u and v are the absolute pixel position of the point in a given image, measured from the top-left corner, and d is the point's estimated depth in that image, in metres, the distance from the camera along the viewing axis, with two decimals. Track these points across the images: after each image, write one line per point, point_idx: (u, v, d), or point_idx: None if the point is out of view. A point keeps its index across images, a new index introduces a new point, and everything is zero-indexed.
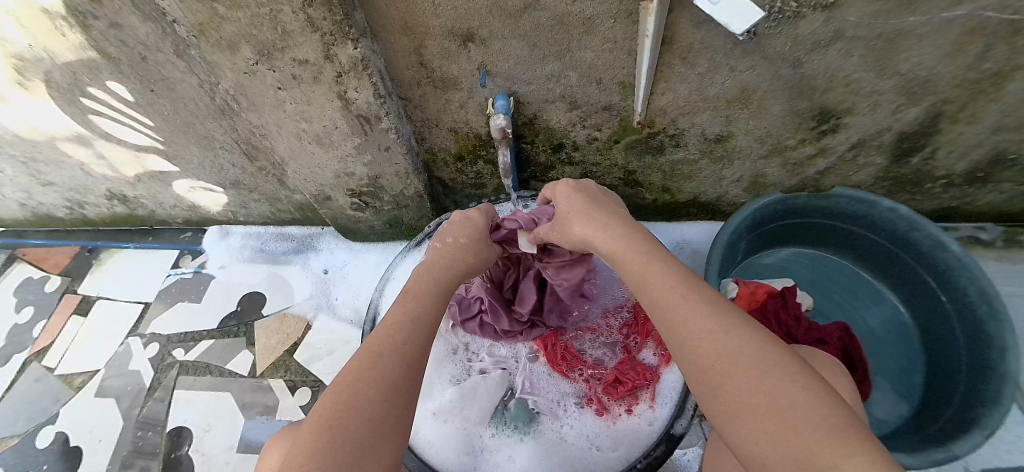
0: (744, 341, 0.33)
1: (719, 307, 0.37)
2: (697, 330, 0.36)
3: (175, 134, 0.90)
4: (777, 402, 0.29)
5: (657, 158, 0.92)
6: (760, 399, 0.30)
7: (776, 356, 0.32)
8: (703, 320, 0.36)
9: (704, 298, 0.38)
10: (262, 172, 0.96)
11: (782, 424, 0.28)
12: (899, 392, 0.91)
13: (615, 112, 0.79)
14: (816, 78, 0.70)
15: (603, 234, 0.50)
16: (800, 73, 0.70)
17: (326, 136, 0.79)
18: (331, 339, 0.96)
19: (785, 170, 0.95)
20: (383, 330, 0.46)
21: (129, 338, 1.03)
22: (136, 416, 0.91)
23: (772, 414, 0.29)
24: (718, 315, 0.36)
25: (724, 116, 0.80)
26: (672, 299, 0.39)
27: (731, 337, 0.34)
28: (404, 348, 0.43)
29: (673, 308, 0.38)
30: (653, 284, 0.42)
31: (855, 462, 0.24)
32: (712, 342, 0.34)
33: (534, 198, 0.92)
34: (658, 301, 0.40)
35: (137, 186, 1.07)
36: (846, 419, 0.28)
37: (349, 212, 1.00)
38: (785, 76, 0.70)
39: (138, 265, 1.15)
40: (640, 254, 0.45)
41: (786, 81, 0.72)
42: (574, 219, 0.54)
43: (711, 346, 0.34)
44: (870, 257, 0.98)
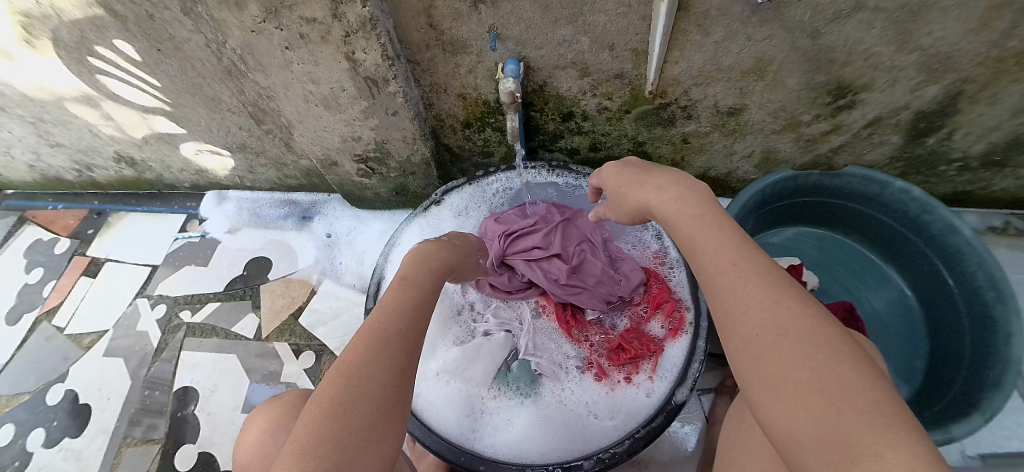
0: (796, 313, 0.32)
1: (771, 279, 0.35)
2: (746, 299, 0.35)
3: (183, 96, 0.90)
4: (820, 378, 0.28)
5: (669, 130, 0.91)
6: (802, 375, 0.29)
7: (826, 332, 0.31)
8: (755, 288, 0.35)
9: (756, 267, 0.37)
10: (268, 135, 0.95)
11: (820, 402, 0.27)
12: (899, 374, 0.91)
13: (627, 80, 0.78)
14: (835, 50, 0.68)
15: (660, 194, 0.48)
16: (819, 45, 0.68)
17: (333, 98, 0.78)
18: (336, 303, 0.97)
19: (797, 147, 0.93)
20: (385, 315, 0.45)
21: (136, 299, 1.04)
22: (144, 376, 0.93)
23: (812, 391, 0.28)
24: (770, 286, 0.35)
25: (738, 88, 0.79)
26: (724, 264, 0.38)
27: (782, 308, 0.33)
28: (406, 336, 0.44)
29: (723, 275, 0.37)
30: (705, 251, 0.40)
31: (899, 452, 0.23)
32: (762, 312, 0.33)
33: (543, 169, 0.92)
34: (711, 266, 0.39)
35: (144, 149, 1.07)
36: (891, 403, 0.26)
37: (355, 178, 1.00)
38: (803, 48, 0.69)
39: (145, 229, 1.16)
40: (693, 217, 0.43)
41: (805, 53, 0.70)
42: (629, 191, 0.53)
43: (757, 320, 0.33)
44: (880, 238, 0.97)
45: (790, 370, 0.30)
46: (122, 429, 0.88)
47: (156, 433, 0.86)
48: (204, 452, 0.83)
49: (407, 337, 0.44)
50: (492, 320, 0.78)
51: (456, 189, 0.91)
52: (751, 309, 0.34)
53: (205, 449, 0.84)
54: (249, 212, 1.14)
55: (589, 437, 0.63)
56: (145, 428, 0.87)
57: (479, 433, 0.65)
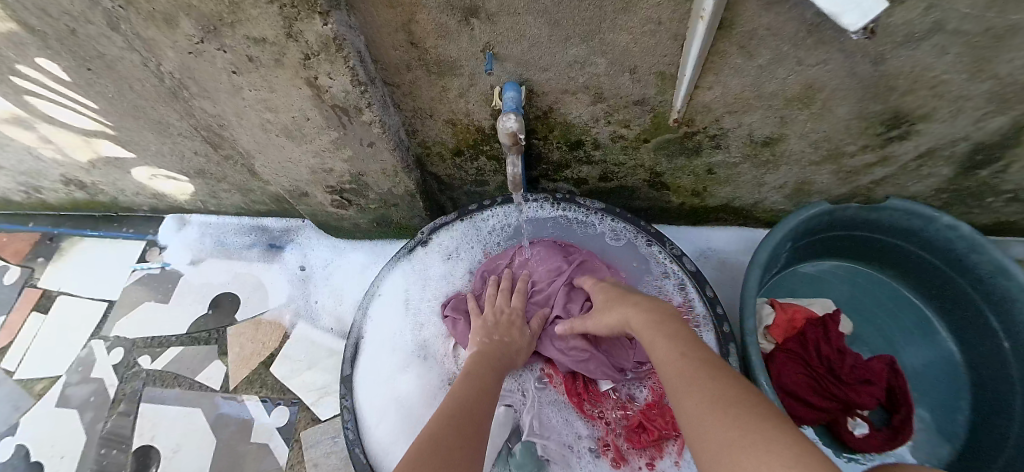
0: (726, 386, 0.35)
1: (711, 366, 0.39)
2: (689, 382, 0.37)
3: (125, 118, 0.76)
4: (743, 436, 0.29)
5: (692, 160, 0.78)
6: (731, 436, 0.29)
7: (749, 398, 0.33)
8: (695, 373, 0.38)
9: (701, 358, 0.40)
10: (229, 161, 0.82)
11: (745, 455, 0.27)
12: (943, 432, 0.82)
13: (648, 108, 0.65)
14: (900, 77, 0.56)
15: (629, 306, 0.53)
16: (880, 71, 0.56)
17: (296, 128, 0.65)
18: (312, 350, 0.87)
19: (835, 178, 0.82)
20: (459, 397, 0.49)
21: (92, 341, 0.94)
22: (101, 432, 0.84)
23: (738, 447, 0.28)
24: (707, 370, 0.38)
25: (779, 117, 0.66)
26: (671, 356, 0.42)
27: (714, 383, 0.36)
28: (476, 420, 0.46)
29: (672, 367, 0.41)
30: (658, 346, 0.44)
31: None
32: (699, 389, 0.36)
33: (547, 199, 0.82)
34: (663, 361, 0.42)
35: (92, 172, 0.95)
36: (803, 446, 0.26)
37: (330, 209, 0.88)
38: (861, 74, 0.57)
39: (102, 258, 1.04)
40: (650, 321, 0.48)
41: (863, 81, 0.58)
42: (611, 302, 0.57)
43: (697, 397, 0.35)
44: (917, 274, 0.89)
45: (725, 435, 0.30)
46: None
47: None
48: None
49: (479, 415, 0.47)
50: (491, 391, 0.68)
51: (445, 226, 0.82)
52: (692, 386, 0.37)
53: None
54: (212, 239, 1.03)
55: None
56: None
57: None
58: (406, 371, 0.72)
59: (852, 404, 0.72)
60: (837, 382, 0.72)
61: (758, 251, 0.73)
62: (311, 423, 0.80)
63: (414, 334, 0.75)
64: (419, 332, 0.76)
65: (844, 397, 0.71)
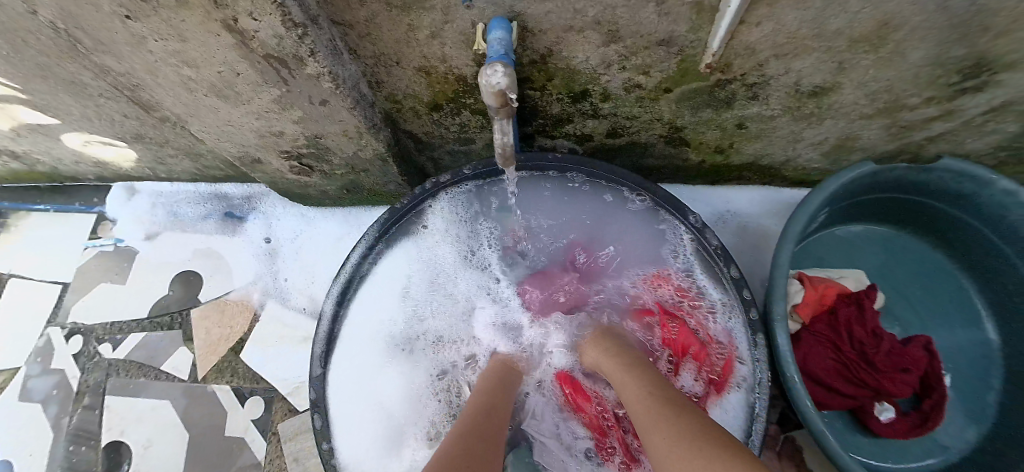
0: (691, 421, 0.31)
1: (678, 405, 0.35)
2: (655, 422, 0.34)
3: (31, 79, 0.62)
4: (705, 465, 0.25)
5: (721, 113, 0.65)
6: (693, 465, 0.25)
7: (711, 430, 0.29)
8: (660, 414, 0.34)
9: (671, 398, 0.37)
10: (165, 124, 0.69)
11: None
12: (969, 414, 0.76)
13: (675, 49, 0.52)
14: (999, 15, 0.41)
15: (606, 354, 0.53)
16: (979, 6, 0.40)
17: (227, 85, 0.52)
18: (285, 335, 0.79)
19: (884, 134, 0.69)
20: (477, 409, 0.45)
21: (48, 328, 0.86)
22: (67, 427, 0.78)
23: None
24: (671, 409, 0.34)
25: (837, 62, 0.53)
26: (641, 401, 0.39)
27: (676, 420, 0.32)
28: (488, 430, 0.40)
29: (642, 409, 0.37)
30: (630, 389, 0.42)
31: None
32: (663, 425, 0.32)
33: (547, 165, 0.70)
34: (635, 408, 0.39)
35: (20, 141, 0.81)
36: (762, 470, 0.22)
37: (291, 176, 0.76)
38: (952, 10, 0.41)
39: (50, 236, 0.94)
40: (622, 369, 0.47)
41: (951, 18, 0.43)
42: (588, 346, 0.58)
43: (662, 434, 0.31)
44: (959, 243, 0.79)
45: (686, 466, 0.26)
46: None
47: None
48: None
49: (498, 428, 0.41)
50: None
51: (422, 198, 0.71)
52: (659, 425, 0.33)
53: None
54: (165, 210, 0.92)
55: None
56: None
57: None
58: (391, 367, 0.70)
59: (884, 392, 0.66)
60: (869, 368, 0.66)
61: (788, 222, 0.64)
62: (289, 414, 0.74)
63: (401, 324, 0.72)
64: (404, 323, 0.72)
65: (876, 386, 0.66)
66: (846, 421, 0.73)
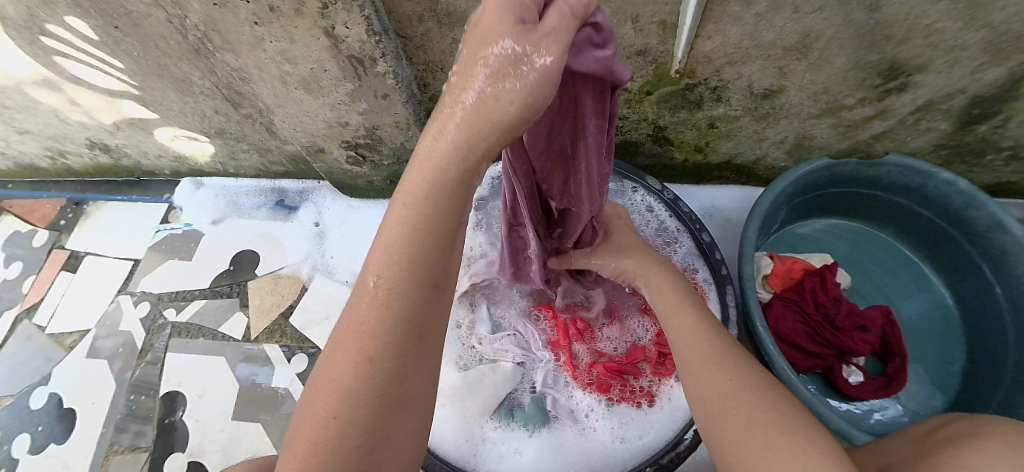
0: None
1: None
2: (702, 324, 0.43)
3: (149, 78, 0.80)
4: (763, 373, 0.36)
5: (693, 113, 0.81)
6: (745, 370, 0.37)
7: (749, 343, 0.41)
8: None
9: None
10: (248, 120, 0.86)
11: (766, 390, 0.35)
12: (935, 383, 0.83)
13: (650, 58, 0.68)
14: (898, 24, 0.58)
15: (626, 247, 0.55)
16: (875, 19, 0.57)
17: (314, 80, 0.67)
18: (328, 302, 0.91)
19: (835, 133, 0.84)
20: (366, 324, 0.28)
21: (119, 296, 0.99)
22: (129, 380, 0.88)
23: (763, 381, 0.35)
24: None
25: (777, 68, 0.69)
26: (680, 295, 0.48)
27: None
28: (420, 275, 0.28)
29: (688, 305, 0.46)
30: None
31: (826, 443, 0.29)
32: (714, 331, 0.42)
33: None
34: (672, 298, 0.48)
35: (116, 135, 0.99)
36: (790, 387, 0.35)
37: (345, 166, 0.92)
38: (857, 22, 0.58)
39: (126, 221, 1.09)
40: None
41: (857, 29, 0.59)
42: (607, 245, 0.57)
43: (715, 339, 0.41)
44: (915, 231, 0.91)
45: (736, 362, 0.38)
46: (108, 436, 0.84)
47: (142, 440, 0.82)
48: (193, 461, 0.79)
49: (397, 348, 0.28)
50: (503, 350, 0.74)
51: None
52: None
53: (195, 457, 0.80)
54: (226, 199, 1.07)
55: (610, 463, 0.63)
56: (131, 435, 0.83)
57: (482, 460, 0.64)
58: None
59: (846, 349, 0.76)
60: (831, 327, 0.76)
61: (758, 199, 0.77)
62: None
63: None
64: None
65: (837, 343, 0.76)
66: (819, 384, 0.81)
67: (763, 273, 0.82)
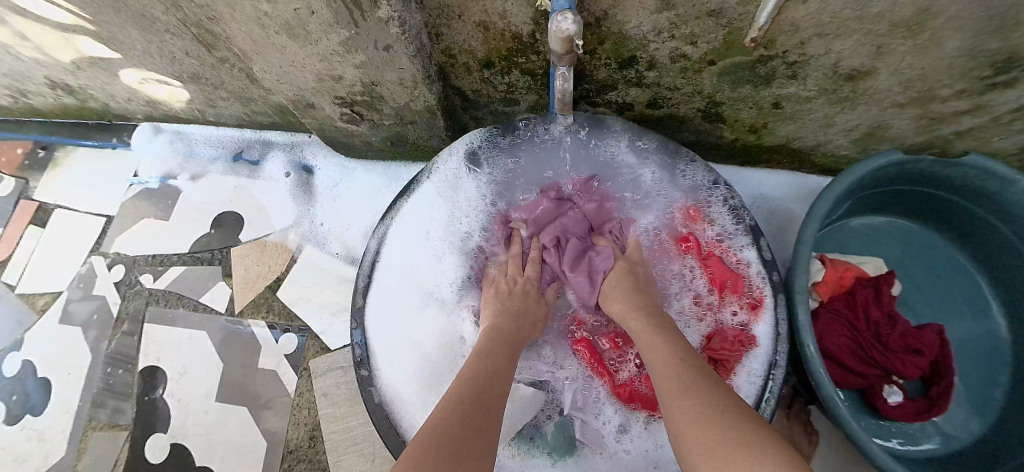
0: None
1: None
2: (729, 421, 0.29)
3: (103, 11, 0.65)
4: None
5: (758, 90, 0.68)
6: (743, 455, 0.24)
7: None
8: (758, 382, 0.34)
9: None
10: (224, 65, 0.73)
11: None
12: (974, 406, 0.78)
13: (724, 21, 0.54)
14: None
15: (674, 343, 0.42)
16: (1019, 0, 0.42)
17: (300, 25, 0.53)
18: (322, 276, 0.83)
19: (914, 124, 0.71)
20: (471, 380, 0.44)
21: (92, 257, 0.90)
22: (105, 351, 0.82)
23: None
24: None
25: (875, 45, 0.55)
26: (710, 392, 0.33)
27: None
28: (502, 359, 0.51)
29: None
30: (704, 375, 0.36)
31: None
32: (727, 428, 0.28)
33: (552, 127, 0.73)
34: None
35: (78, 74, 0.85)
36: None
37: (339, 124, 0.80)
38: (993, 1, 0.43)
39: (97, 172, 0.98)
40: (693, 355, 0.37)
41: (989, 9, 0.44)
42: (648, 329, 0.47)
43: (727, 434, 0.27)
44: (979, 240, 0.81)
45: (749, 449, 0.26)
46: (86, 410, 0.79)
47: (122, 418, 0.77)
48: (176, 443, 0.75)
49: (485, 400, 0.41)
50: (518, 369, 0.68)
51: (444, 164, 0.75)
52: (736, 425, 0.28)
53: (177, 439, 0.75)
54: (184, 148, 0.97)
55: None
56: (110, 411, 0.78)
57: None
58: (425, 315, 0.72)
59: (894, 371, 0.69)
60: (881, 348, 0.69)
61: (819, 201, 0.65)
62: (320, 352, 0.77)
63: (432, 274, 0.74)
64: (439, 270, 0.74)
65: (885, 364, 0.68)
66: (855, 402, 0.76)
67: (811, 281, 0.73)
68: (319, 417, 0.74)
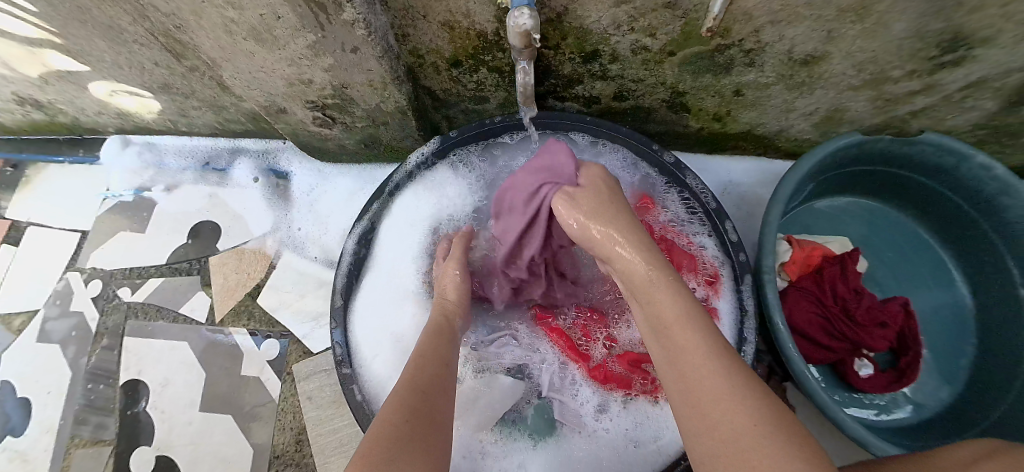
0: None
1: None
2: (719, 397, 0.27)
3: (68, 23, 0.64)
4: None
5: (720, 79, 0.70)
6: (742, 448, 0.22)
7: None
8: None
9: None
10: (195, 73, 0.73)
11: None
12: (942, 375, 0.81)
13: (680, 12, 0.55)
14: None
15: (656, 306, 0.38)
16: None
17: (265, 30, 0.53)
18: (301, 281, 0.83)
19: (871, 106, 0.74)
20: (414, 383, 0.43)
21: (68, 273, 0.89)
22: (85, 367, 0.81)
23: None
24: None
25: (825, 30, 0.57)
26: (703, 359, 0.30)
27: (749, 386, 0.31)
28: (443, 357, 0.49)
29: None
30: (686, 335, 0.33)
31: None
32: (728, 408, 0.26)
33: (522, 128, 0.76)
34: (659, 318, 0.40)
35: (45, 89, 0.84)
36: None
37: (312, 128, 0.80)
38: None
39: (70, 187, 0.96)
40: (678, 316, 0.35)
41: None
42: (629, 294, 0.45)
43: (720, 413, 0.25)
44: (939, 215, 0.84)
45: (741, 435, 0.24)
46: (68, 427, 0.78)
47: (105, 433, 0.77)
48: (162, 455, 0.75)
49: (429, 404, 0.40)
50: (500, 354, 0.69)
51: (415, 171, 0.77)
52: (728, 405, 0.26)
53: (162, 451, 0.75)
54: (153, 159, 0.97)
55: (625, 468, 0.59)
56: (92, 427, 0.77)
57: None
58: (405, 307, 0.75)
59: (862, 344, 0.71)
60: (849, 322, 0.71)
61: (781, 182, 0.68)
62: (303, 356, 0.78)
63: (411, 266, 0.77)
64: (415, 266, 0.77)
65: (853, 338, 0.70)
66: (829, 378, 0.78)
67: (779, 261, 0.76)
68: (305, 421, 0.74)
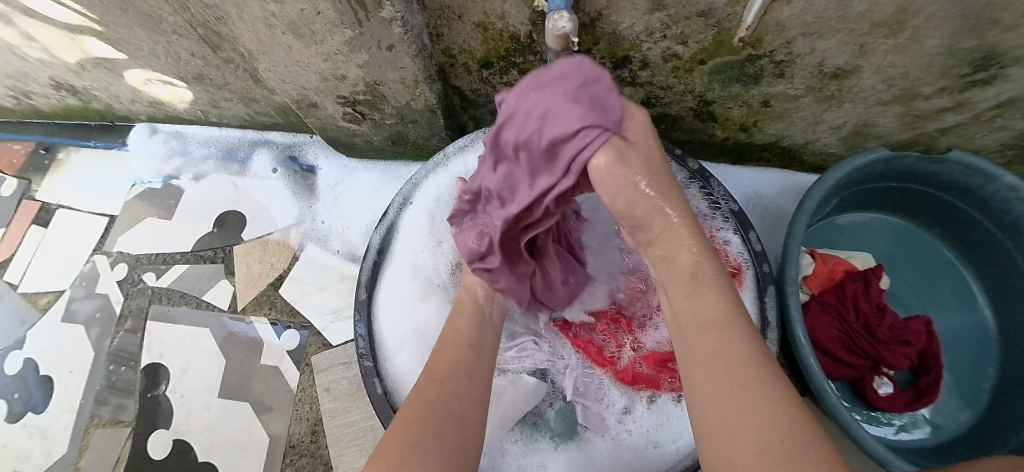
0: None
1: None
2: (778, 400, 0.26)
3: (112, 13, 0.67)
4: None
5: (748, 89, 0.70)
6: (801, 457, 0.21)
7: None
8: None
9: None
10: (229, 65, 0.74)
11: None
12: (963, 397, 0.79)
13: (713, 21, 0.56)
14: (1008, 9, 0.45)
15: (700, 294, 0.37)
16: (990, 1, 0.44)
17: (305, 25, 0.54)
18: (324, 273, 0.84)
19: (899, 122, 0.74)
20: (430, 378, 0.44)
21: (94, 256, 0.91)
22: (108, 348, 0.83)
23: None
24: None
25: (858, 44, 0.57)
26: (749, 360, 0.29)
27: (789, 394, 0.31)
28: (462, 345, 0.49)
29: None
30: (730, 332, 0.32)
31: None
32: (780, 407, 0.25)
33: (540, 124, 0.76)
34: None
35: (83, 76, 0.87)
36: None
37: (341, 123, 0.81)
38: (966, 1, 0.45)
39: (100, 172, 0.99)
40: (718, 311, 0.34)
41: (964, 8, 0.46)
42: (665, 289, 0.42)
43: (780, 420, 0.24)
44: (963, 234, 0.83)
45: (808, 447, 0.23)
46: (88, 407, 0.79)
47: (124, 414, 0.78)
48: (179, 439, 0.76)
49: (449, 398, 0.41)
50: (520, 358, 0.69)
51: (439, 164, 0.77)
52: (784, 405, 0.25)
53: (179, 435, 0.76)
54: (180, 146, 0.99)
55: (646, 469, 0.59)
56: (112, 408, 0.78)
57: None
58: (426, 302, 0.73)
59: (883, 363, 0.70)
60: (871, 339, 0.70)
61: (808, 192, 0.67)
62: (322, 348, 0.79)
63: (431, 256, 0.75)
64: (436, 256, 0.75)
65: (875, 356, 0.70)
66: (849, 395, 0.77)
67: (802, 275, 0.75)
68: (321, 412, 0.75)
